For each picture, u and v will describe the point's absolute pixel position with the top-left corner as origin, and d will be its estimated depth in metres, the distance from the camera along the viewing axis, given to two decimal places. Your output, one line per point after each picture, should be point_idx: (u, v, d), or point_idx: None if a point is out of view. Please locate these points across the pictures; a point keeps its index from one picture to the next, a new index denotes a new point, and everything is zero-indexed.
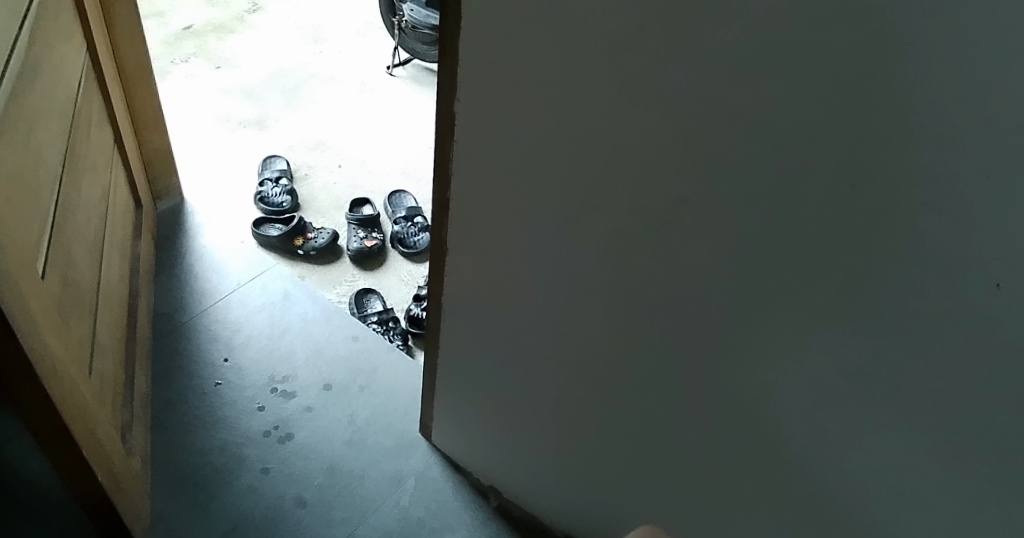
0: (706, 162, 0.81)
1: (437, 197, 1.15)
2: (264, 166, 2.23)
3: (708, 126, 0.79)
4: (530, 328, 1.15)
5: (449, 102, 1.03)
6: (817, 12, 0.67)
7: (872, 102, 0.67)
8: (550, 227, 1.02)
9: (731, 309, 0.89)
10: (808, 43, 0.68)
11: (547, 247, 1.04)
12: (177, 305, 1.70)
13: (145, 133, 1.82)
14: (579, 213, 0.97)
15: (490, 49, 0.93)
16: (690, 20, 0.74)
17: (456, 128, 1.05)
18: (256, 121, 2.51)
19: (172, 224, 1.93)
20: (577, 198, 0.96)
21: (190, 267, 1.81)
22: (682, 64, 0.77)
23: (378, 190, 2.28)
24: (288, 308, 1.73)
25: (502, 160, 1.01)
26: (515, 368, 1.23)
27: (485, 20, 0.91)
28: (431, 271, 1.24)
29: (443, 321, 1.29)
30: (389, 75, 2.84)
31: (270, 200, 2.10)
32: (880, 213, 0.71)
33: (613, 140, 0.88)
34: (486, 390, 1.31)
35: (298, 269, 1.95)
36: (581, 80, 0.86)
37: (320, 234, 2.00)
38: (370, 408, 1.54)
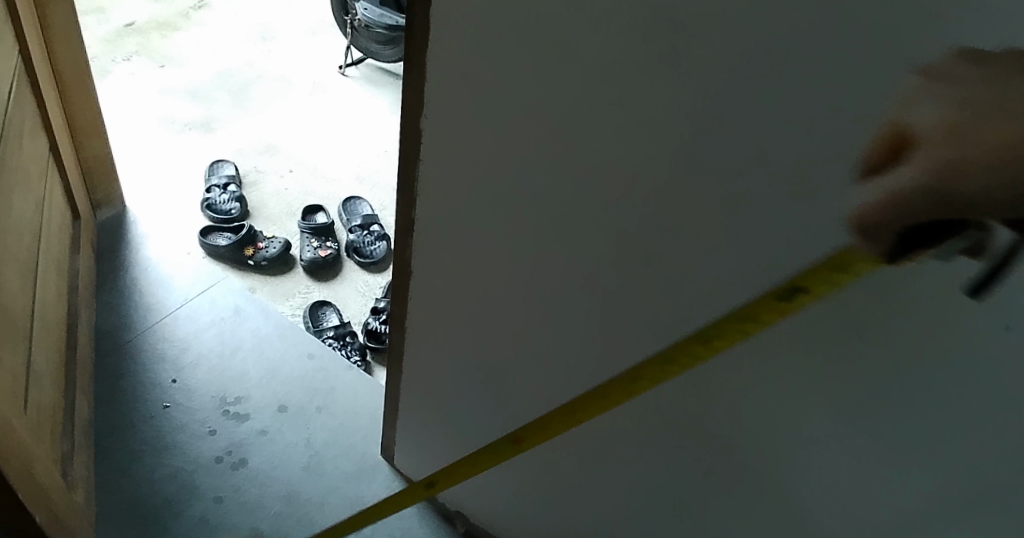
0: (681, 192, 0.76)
1: (401, 217, 1.09)
2: (212, 171, 2.14)
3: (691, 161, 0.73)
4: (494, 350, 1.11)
5: (409, 119, 0.97)
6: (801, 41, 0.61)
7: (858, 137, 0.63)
8: (515, 251, 0.97)
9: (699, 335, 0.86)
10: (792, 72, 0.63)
11: (519, 273, 0.99)
12: (122, 322, 1.61)
13: (83, 139, 1.71)
14: (551, 238, 0.92)
15: (456, 71, 0.87)
16: (661, 46, 0.68)
17: (416, 145, 0.99)
18: (202, 123, 2.41)
19: (114, 234, 1.83)
20: (542, 223, 0.91)
21: (134, 281, 1.72)
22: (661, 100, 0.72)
23: (332, 197, 2.20)
24: (240, 324, 1.65)
25: (469, 182, 0.96)
26: (479, 392, 1.18)
27: (451, 42, 0.85)
28: (394, 292, 1.19)
29: (406, 342, 1.24)
30: (341, 75, 2.76)
31: (218, 207, 2.02)
32: (859, 252, 0.68)
33: (586, 175, 0.83)
34: (448, 413, 1.26)
35: (248, 280, 1.87)
36: (545, 104, 0.81)
37: (272, 244, 1.93)
38: (327, 430, 1.48)
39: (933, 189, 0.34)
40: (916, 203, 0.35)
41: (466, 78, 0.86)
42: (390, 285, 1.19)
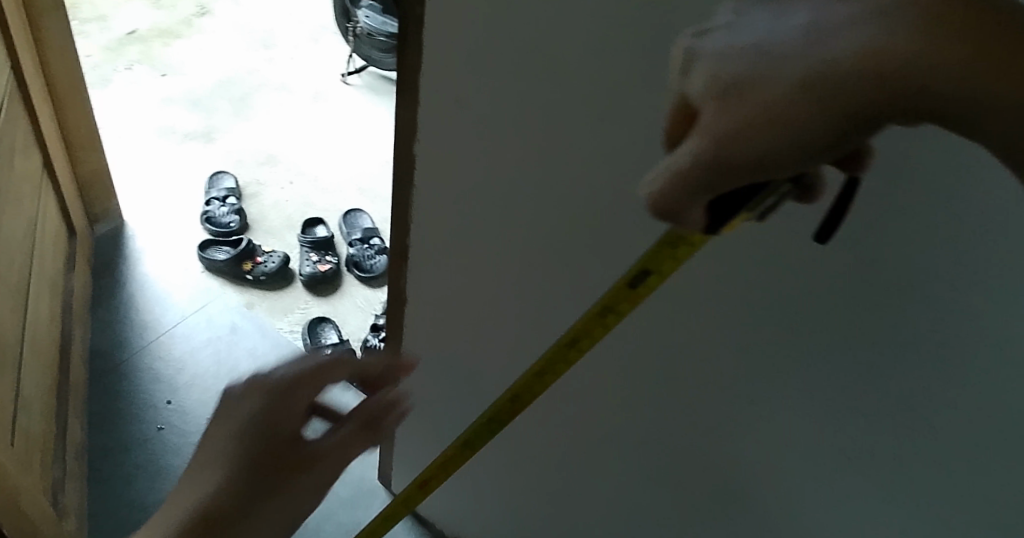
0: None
1: (396, 243, 1.06)
2: (211, 184, 2.12)
3: None
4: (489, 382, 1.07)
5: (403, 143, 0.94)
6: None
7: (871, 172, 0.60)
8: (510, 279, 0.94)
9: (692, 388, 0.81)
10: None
11: (516, 304, 0.96)
12: (117, 342, 1.59)
13: (80, 154, 1.69)
14: (549, 270, 0.89)
15: (452, 97, 0.84)
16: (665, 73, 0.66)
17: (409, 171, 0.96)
18: (203, 133, 2.39)
19: (111, 249, 1.81)
20: (539, 252, 0.88)
21: (130, 298, 1.70)
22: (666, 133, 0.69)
23: (333, 208, 2.17)
24: (236, 343, 1.63)
25: (464, 211, 0.93)
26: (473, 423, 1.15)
27: (446, 68, 0.82)
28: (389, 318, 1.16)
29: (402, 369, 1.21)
30: (343, 83, 2.73)
31: (217, 220, 2.00)
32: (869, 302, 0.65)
33: (587, 207, 0.80)
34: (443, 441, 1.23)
35: (247, 295, 1.84)
36: (541, 132, 0.77)
37: (271, 258, 1.89)
38: None
39: (721, 161, 0.39)
40: (714, 172, 0.39)
41: (461, 103, 0.83)
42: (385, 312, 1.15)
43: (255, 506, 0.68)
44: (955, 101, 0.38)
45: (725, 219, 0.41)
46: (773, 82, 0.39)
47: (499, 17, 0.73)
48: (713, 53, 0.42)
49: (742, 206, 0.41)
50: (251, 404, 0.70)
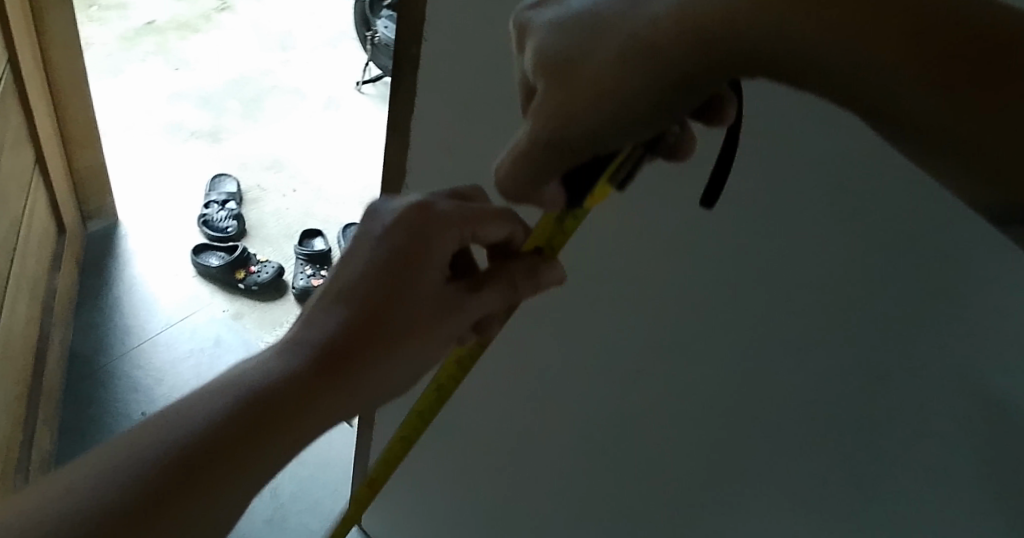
0: (682, 297, 0.68)
1: None
2: (212, 186, 2.08)
3: (697, 273, 0.66)
4: (470, 431, 1.02)
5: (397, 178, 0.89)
6: (835, 154, 0.54)
7: (890, 265, 0.55)
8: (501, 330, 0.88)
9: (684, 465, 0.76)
10: (819, 186, 0.55)
11: (502, 358, 0.91)
12: (99, 345, 1.56)
13: (78, 149, 1.66)
14: (537, 329, 0.84)
15: (448, 141, 0.79)
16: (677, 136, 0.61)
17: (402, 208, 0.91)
18: (210, 132, 2.35)
19: (102, 248, 1.78)
20: (530, 307, 0.83)
21: (116, 301, 1.66)
22: (672, 203, 0.64)
23: (334, 220, 2.13)
24: (218, 356, 1.59)
25: None
26: (451, 471, 1.09)
27: (444, 111, 0.78)
28: None
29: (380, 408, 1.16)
30: (357, 92, 2.69)
31: (214, 224, 1.95)
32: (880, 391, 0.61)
33: (581, 270, 0.75)
34: (420, 485, 1.18)
35: (236, 304, 1.78)
36: None
37: (265, 268, 1.84)
38: (297, 482, 1.41)
39: (559, 141, 0.47)
40: (559, 149, 0.47)
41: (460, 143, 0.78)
42: None
43: (371, 357, 0.59)
44: (752, 60, 0.43)
45: (584, 185, 0.50)
46: (590, 59, 0.45)
47: (503, 63, 0.68)
48: (540, 29, 0.48)
49: (597, 174, 0.49)
50: (391, 240, 0.60)
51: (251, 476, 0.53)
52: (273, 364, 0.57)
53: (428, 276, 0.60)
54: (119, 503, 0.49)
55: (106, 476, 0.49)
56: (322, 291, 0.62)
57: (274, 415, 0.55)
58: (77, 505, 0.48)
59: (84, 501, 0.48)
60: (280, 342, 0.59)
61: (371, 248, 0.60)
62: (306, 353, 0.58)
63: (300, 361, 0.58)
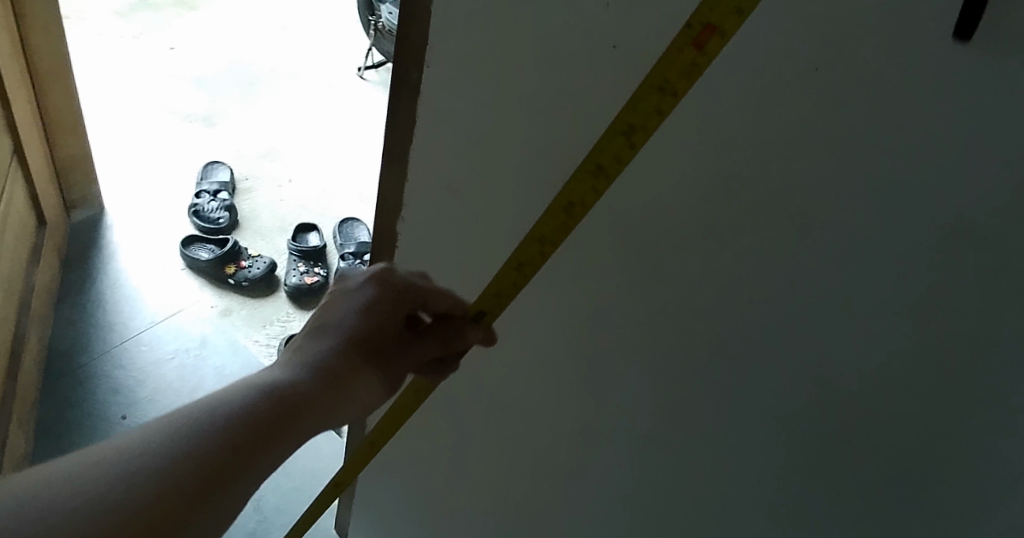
0: (686, 378, 0.61)
1: None
2: (205, 174, 2.01)
3: (713, 349, 0.58)
4: (452, 478, 0.94)
5: (386, 225, 0.81)
6: (874, 242, 0.47)
7: (930, 369, 0.48)
8: (486, 381, 0.81)
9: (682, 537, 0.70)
10: (867, 276, 0.48)
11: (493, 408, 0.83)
12: (80, 343, 1.50)
13: (59, 137, 1.58)
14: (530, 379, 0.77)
15: (441, 175, 0.71)
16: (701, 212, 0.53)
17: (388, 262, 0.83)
18: (203, 116, 2.26)
19: (86, 240, 1.72)
20: (526, 368, 0.75)
21: (99, 297, 1.60)
22: (690, 271, 0.56)
23: (329, 214, 2.07)
24: (203, 358, 1.54)
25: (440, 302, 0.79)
26: (431, 511, 1.02)
27: (435, 142, 0.69)
28: None
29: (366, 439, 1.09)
30: (359, 78, 2.61)
31: (205, 215, 1.88)
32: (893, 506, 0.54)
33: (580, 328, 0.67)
34: (400, 520, 1.11)
35: (225, 300, 1.72)
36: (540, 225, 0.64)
37: (256, 263, 1.77)
38: (282, 494, 1.35)
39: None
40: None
41: (457, 196, 0.70)
42: None
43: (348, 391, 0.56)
44: None
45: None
46: None
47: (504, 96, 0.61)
48: None
49: None
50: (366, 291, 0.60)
51: (254, 475, 0.49)
52: (271, 375, 0.53)
53: (406, 312, 0.61)
54: (129, 502, 0.43)
55: (107, 474, 0.43)
56: (305, 326, 0.59)
57: (280, 419, 0.51)
58: (79, 507, 0.42)
59: (87, 503, 0.42)
60: (264, 367, 0.55)
61: (351, 293, 0.60)
62: (305, 366, 0.55)
63: (302, 372, 0.54)
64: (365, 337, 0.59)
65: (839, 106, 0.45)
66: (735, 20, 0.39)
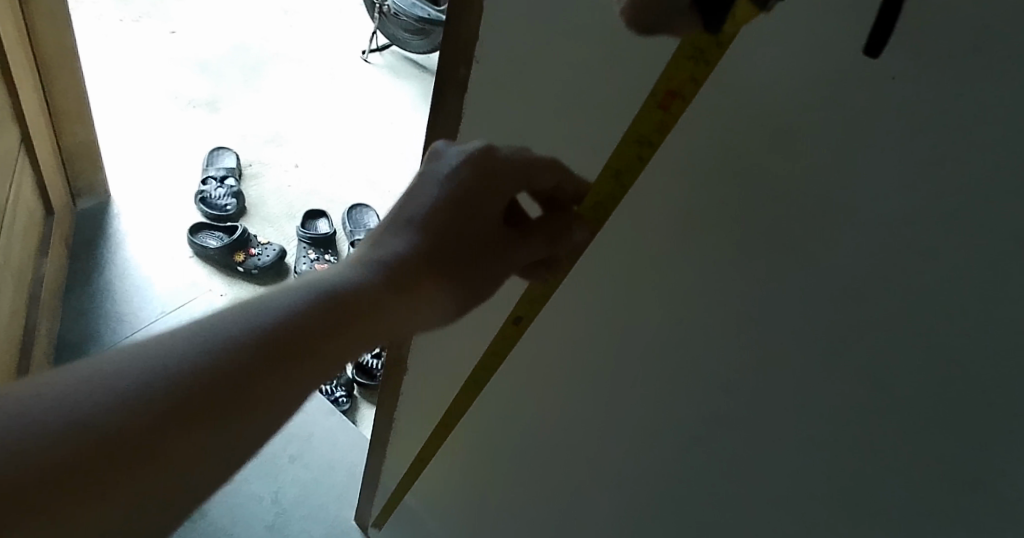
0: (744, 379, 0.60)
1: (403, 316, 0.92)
2: (211, 160, 1.98)
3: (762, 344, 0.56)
4: (485, 470, 0.93)
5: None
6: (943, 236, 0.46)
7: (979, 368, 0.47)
8: (526, 377, 0.80)
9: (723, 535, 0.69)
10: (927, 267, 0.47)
11: (523, 399, 0.82)
12: (91, 334, 1.48)
13: (65, 125, 1.55)
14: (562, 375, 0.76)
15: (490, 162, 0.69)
16: (775, 221, 0.53)
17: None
18: (207, 101, 2.23)
19: (93, 229, 1.69)
20: (572, 359, 0.74)
21: (108, 287, 1.58)
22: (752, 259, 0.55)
23: (338, 201, 2.05)
24: None
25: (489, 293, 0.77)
26: (458, 499, 1.01)
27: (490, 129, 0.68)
28: (384, 384, 1.02)
29: (390, 430, 1.07)
30: (364, 61, 2.57)
31: (212, 202, 1.86)
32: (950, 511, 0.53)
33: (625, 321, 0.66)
34: (424, 509, 1.10)
35: (234, 288, 1.69)
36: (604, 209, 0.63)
37: (266, 251, 1.74)
38: (300, 485, 1.34)
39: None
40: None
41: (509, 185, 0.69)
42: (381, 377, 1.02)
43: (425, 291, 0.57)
44: None
45: (719, 21, 0.40)
46: None
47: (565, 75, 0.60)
48: None
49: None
50: (459, 178, 0.57)
51: (317, 374, 0.52)
52: (340, 276, 0.54)
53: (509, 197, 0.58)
54: (172, 383, 0.46)
55: (168, 356, 0.47)
56: (389, 214, 0.59)
57: (333, 326, 0.52)
58: (139, 382, 0.45)
59: (145, 369, 0.46)
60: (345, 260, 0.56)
61: (441, 175, 0.58)
62: (382, 269, 0.56)
63: (373, 275, 0.55)
64: (448, 227, 0.57)
65: (915, 109, 0.44)
66: (692, 85, 0.47)
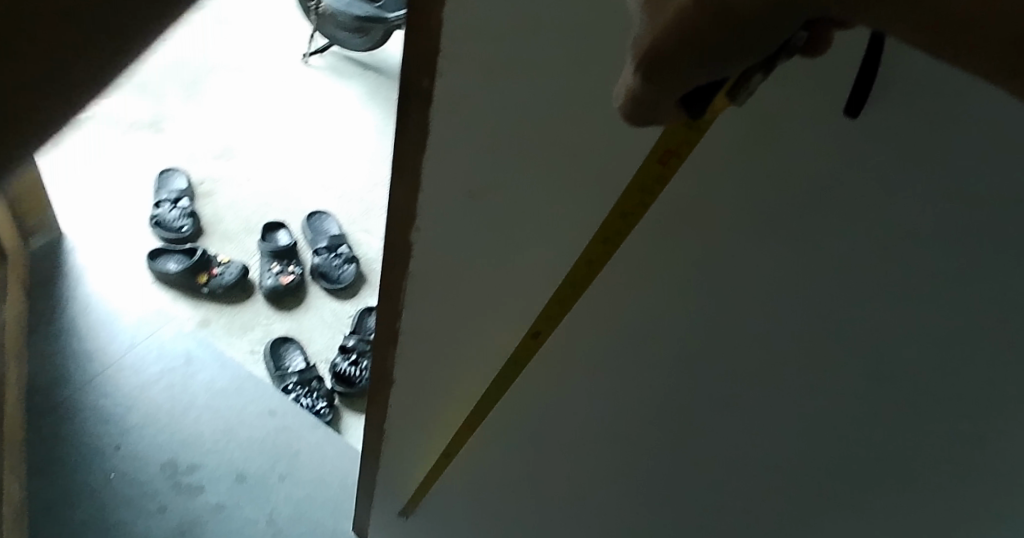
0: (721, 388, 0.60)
1: (382, 332, 0.89)
2: (161, 183, 1.94)
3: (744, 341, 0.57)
4: (483, 474, 0.95)
5: (396, 240, 0.75)
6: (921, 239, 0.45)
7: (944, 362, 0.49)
8: (527, 389, 0.78)
9: (720, 524, 0.72)
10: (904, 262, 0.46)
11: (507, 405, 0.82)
12: (60, 376, 1.45)
13: None
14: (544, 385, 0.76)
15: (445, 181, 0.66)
16: (771, 245, 0.50)
17: (407, 288, 0.80)
18: (150, 122, 2.16)
19: (48, 267, 1.64)
20: (564, 368, 0.72)
21: (72, 325, 1.55)
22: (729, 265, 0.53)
23: (295, 209, 2.05)
24: (192, 375, 1.51)
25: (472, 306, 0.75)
26: (453, 498, 1.03)
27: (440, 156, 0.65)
28: (372, 396, 1.01)
29: (382, 440, 1.07)
30: (303, 64, 2.45)
31: (167, 225, 1.86)
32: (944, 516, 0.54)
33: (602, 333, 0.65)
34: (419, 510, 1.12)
35: (202, 310, 1.74)
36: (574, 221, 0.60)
37: (228, 269, 1.78)
38: (293, 503, 1.35)
39: (686, 33, 0.32)
40: (696, 27, 0.31)
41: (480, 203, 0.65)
42: (368, 390, 1.00)
43: None
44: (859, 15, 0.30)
45: (703, 106, 0.36)
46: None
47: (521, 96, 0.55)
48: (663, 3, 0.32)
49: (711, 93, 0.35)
50: None
51: None
52: None
53: None
54: None
55: None
56: None
57: None
58: None
59: None
60: None
61: None
62: None
63: None
64: None
65: None
66: (709, 116, 0.44)
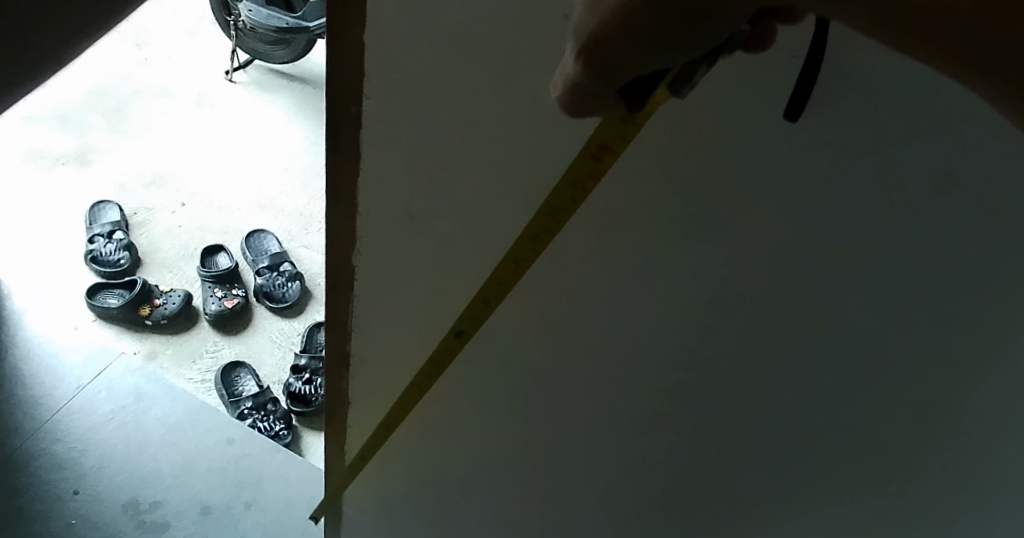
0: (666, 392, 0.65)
1: (333, 348, 0.91)
2: (94, 216, 1.91)
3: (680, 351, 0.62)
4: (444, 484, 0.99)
5: (340, 257, 0.78)
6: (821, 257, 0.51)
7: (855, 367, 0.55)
8: (476, 398, 0.82)
9: (676, 524, 0.77)
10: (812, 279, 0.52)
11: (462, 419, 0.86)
12: (8, 427, 1.43)
13: None
14: (500, 396, 0.80)
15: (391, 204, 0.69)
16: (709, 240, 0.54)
17: (354, 306, 0.83)
18: (76, 155, 2.11)
19: None
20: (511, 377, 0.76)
21: (15, 372, 1.52)
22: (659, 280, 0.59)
23: (232, 231, 2.03)
24: (144, 411, 1.50)
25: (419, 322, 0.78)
26: (418, 513, 1.06)
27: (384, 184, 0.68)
28: (328, 415, 1.03)
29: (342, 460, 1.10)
30: (229, 82, 2.42)
31: (104, 259, 1.84)
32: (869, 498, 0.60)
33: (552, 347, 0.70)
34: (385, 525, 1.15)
35: (147, 343, 1.74)
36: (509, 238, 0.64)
37: (171, 298, 1.77)
38: (259, 531, 1.37)
39: (628, 36, 0.32)
40: (647, 23, 0.31)
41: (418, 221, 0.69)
42: (325, 411, 1.03)
43: None
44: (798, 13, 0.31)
45: (641, 101, 0.37)
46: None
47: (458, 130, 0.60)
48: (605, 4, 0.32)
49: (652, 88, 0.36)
50: None
51: None
52: None
53: None
54: None
55: None
56: None
57: None
58: None
59: None
60: None
61: None
62: None
63: None
64: None
65: None
66: (621, 142, 0.49)
